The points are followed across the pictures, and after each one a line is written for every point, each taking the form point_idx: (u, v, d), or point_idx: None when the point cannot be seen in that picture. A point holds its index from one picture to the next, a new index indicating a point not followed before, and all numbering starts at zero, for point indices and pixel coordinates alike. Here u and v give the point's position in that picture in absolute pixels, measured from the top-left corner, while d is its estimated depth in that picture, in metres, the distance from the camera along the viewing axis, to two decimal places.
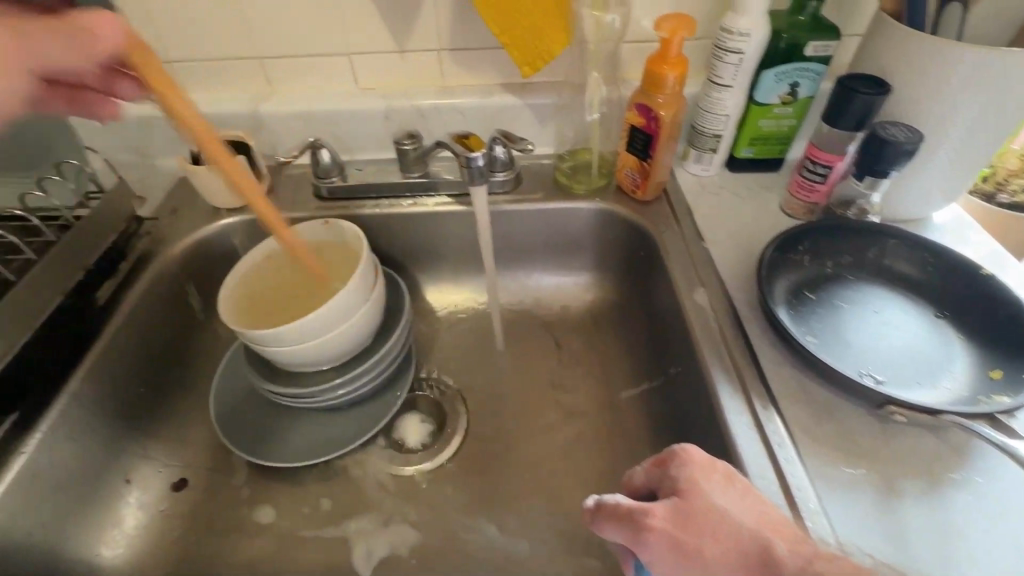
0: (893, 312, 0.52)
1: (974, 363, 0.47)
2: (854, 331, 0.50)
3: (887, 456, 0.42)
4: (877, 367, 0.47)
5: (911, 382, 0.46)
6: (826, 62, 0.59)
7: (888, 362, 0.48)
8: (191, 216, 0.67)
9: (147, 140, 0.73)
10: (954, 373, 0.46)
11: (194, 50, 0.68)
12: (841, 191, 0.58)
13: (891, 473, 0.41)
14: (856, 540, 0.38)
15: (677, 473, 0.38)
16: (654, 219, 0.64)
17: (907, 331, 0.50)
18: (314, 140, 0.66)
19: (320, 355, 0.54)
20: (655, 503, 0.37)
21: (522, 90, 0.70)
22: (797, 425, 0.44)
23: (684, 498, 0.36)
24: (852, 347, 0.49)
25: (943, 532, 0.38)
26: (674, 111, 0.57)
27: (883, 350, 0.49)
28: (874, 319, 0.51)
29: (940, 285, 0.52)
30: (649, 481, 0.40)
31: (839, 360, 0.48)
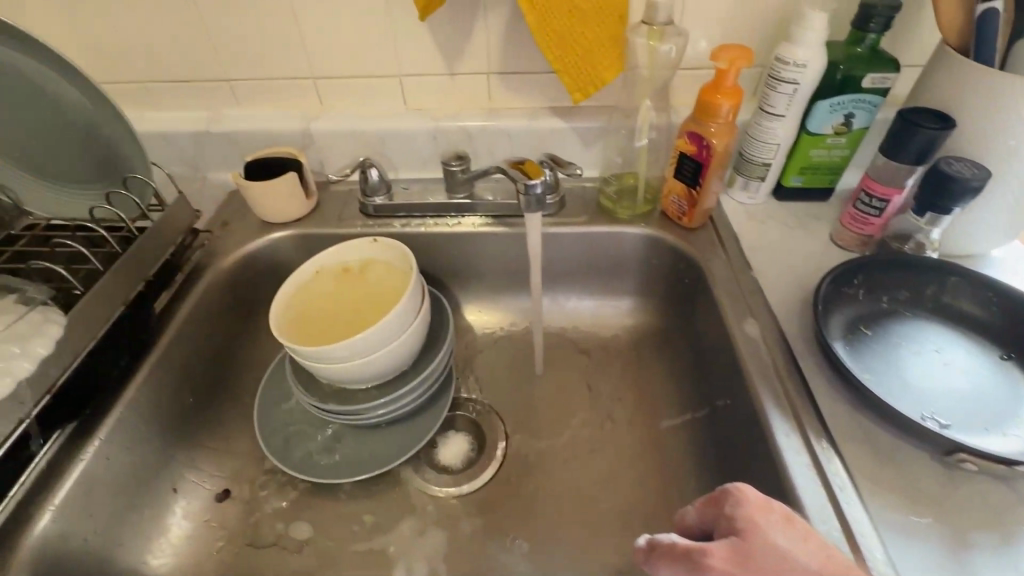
0: (954, 352, 0.50)
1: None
2: (914, 370, 0.49)
3: (955, 505, 0.40)
4: (941, 410, 0.46)
5: (979, 426, 0.44)
6: (883, 94, 0.58)
7: (952, 405, 0.46)
8: (242, 229, 0.69)
9: (202, 154, 0.76)
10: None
11: (251, 69, 0.71)
12: (898, 225, 0.57)
13: (960, 524, 0.40)
14: None
15: (733, 512, 0.36)
16: (700, 247, 0.63)
17: (971, 372, 0.49)
18: (365, 159, 0.67)
19: (366, 373, 0.54)
20: (713, 542, 0.35)
21: (568, 113, 0.71)
22: (857, 467, 0.43)
23: (743, 537, 0.35)
24: (912, 387, 0.47)
25: None
26: (726, 140, 0.57)
27: (946, 392, 0.47)
28: (934, 358, 0.50)
29: (1004, 325, 0.51)
30: (703, 520, 0.38)
31: (899, 400, 0.46)
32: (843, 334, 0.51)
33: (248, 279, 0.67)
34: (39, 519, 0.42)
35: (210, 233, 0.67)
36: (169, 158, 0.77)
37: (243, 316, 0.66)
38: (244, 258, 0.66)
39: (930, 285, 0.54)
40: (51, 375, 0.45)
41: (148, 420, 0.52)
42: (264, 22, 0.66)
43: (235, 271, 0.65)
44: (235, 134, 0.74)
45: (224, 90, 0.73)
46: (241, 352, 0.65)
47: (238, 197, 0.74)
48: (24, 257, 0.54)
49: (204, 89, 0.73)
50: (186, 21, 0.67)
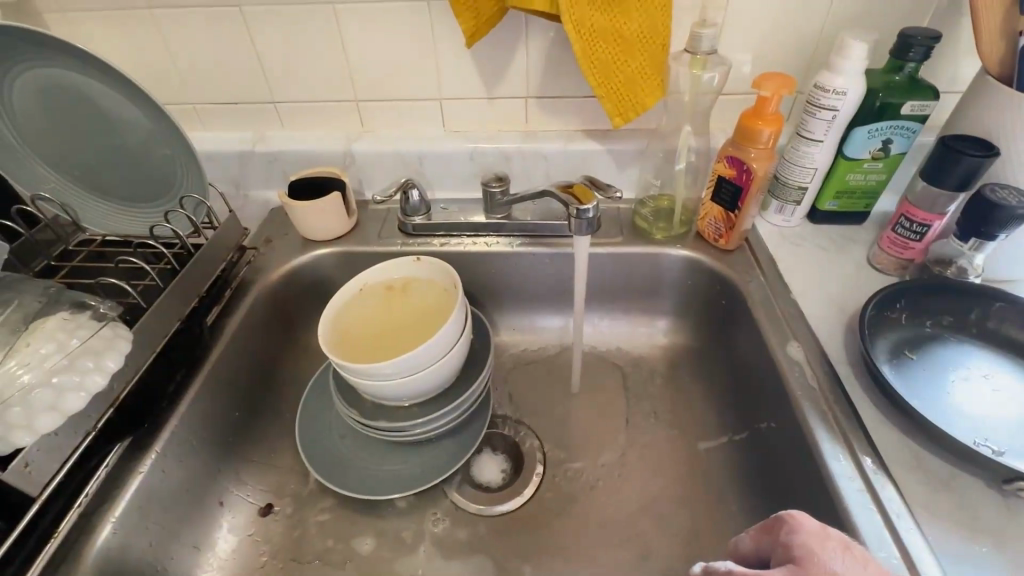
0: (1003, 378, 0.50)
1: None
2: (963, 397, 0.49)
3: (1014, 534, 0.40)
4: (993, 435, 0.46)
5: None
6: (921, 121, 0.59)
7: (1005, 431, 0.46)
8: (285, 247, 0.70)
9: (245, 174, 0.78)
10: None
11: (297, 92, 0.73)
12: (938, 249, 0.57)
13: (1021, 554, 0.39)
14: None
15: (788, 540, 0.36)
16: (737, 268, 0.64)
17: (1022, 399, 0.48)
18: (407, 180, 0.69)
19: (411, 391, 0.55)
20: (770, 571, 0.35)
21: (604, 137, 0.72)
22: (911, 493, 0.42)
23: (800, 565, 0.35)
24: (962, 413, 0.47)
25: None
26: (766, 165, 0.58)
27: (997, 418, 0.47)
28: (983, 384, 0.50)
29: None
30: (759, 550, 0.39)
31: (950, 426, 0.46)
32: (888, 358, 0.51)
33: (291, 295, 0.69)
34: (102, 530, 0.43)
35: (255, 251, 0.69)
36: (213, 176, 0.79)
37: (284, 331, 0.68)
38: (287, 274, 0.68)
39: (975, 311, 0.54)
40: (115, 389, 0.46)
41: (199, 433, 0.53)
42: (313, 48, 0.69)
43: (279, 287, 0.67)
44: (279, 154, 0.76)
45: (270, 113, 0.76)
46: (282, 367, 0.67)
47: (280, 216, 0.76)
48: (86, 274, 0.57)
49: (251, 111, 0.76)
50: (239, 47, 0.69)
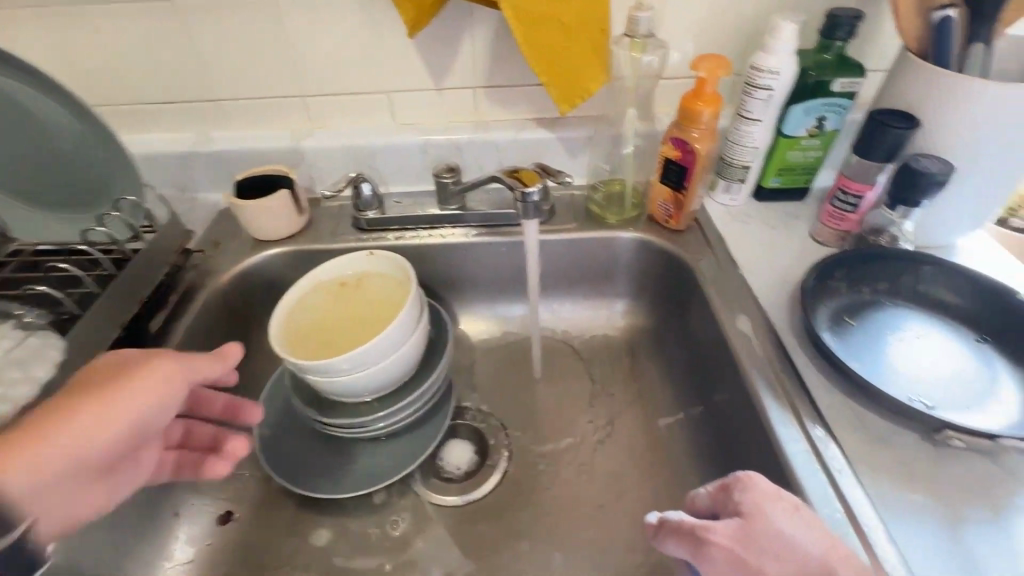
0: (934, 338, 0.53)
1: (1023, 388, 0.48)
2: (900, 358, 0.51)
3: (946, 481, 0.43)
4: (926, 392, 0.48)
5: (962, 405, 0.47)
6: (851, 97, 0.61)
7: (936, 386, 0.49)
8: (234, 248, 0.69)
9: (189, 175, 0.76)
10: (1002, 398, 0.47)
11: (239, 89, 0.71)
12: (872, 219, 0.60)
13: (953, 500, 0.41)
14: (926, 568, 0.38)
15: (741, 497, 0.37)
16: (687, 248, 0.65)
17: (951, 356, 0.51)
18: (357, 175, 0.68)
19: (369, 385, 0.54)
20: (718, 521, 0.37)
21: (554, 124, 0.73)
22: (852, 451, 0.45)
23: (748, 520, 0.36)
24: (898, 372, 0.50)
25: (1011, 558, 0.38)
26: (709, 145, 0.60)
27: (929, 375, 0.50)
28: (917, 345, 0.52)
29: (981, 309, 0.53)
30: (714, 505, 0.39)
31: (888, 386, 0.49)
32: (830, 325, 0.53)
33: (242, 298, 0.67)
34: None
35: (203, 252, 0.67)
36: (155, 180, 0.76)
37: (237, 335, 0.66)
38: (237, 276, 0.66)
39: (908, 275, 0.56)
40: None
41: None
42: (252, 43, 0.67)
43: (228, 290, 0.65)
44: (224, 153, 0.74)
45: (211, 111, 0.73)
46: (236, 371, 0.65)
47: (228, 217, 0.74)
48: (16, 283, 0.54)
49: (191, 110, 0.73)
50: (173, 43, 0.67)
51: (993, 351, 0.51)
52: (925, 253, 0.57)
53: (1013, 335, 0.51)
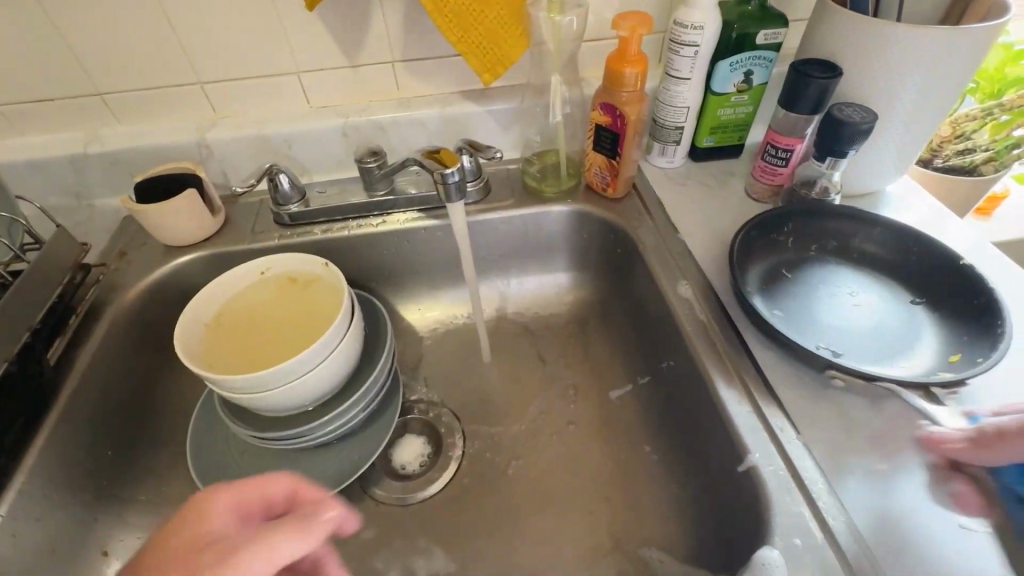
0: (869, 295, 0.54)
1: (941, 347, 0.48)
2: (828, 312, 0.52)
3: (876, 436, 0.43)
4: (845, 343, 0.49)
5: (891, 361, 0.48)
6: (776, 49, 0.60)
7: (852, 338, 0.50)
8: (142, 258, 0.63)
9: (83, 181, 0.68)
10: (917, 355, 0.48)
11: (126, 80, 0.63)
12: (803, 172, 0.60)
13: (882, 453, 0.42)
14: (860, 516, 0.39)
15: None
16: (626, 215, 0.64)
17: (880, 313, 0.52)
18: (271, 166, 0.62)
19: (303, 392, 0.51)
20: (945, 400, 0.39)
21: (482, 97, 0.69)
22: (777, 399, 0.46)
23: None
24: (821, 324, 0.51)
25: (927, 511, 0.39)
26: (639, 108, 0.58)
27: (852, 329, 0.51)
28: (849, 301, 0.53)
29: (910, 260, 0.54)
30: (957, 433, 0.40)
31: (805, 334, 0.50)
32: (758, 274, 0.54)
33: (157, 312, 0.62)
34: None
35: (105, 267, 0.61)
36: (44, 189, 0.68)
37: (156, 352, 0.61)
38: (149, 289, 0.60)
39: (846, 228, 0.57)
40: None
41: (52, 482, 0.47)
42: (132, 27, 0.59)
43: (140, 305, 0.60)
44: (120, 153, 0.66)
45: (98, 107, 0.65)
46: (158, 391, 0.60)
47: (133, 224, 0.67)
48: None
49: (73, 108, 0.65)
50: (37, 32, 0.59)
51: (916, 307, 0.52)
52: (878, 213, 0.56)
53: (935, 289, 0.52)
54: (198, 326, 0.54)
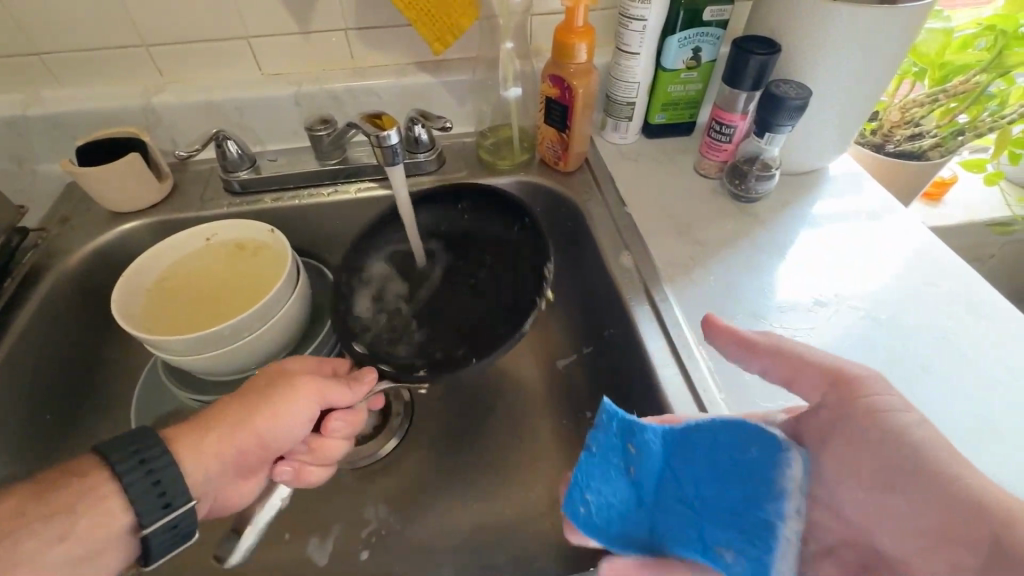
0: (798, 273, 0.56)
1: (778, 332, 0.51)
2: (745, 291, 0.55)
3: None
4: (731, 316, 0.52)
5: (779, 327, 0.51)
6: (723, 27, 0.61)
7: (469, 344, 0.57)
8: (85, 224, 0.61)
9: (23, 145, 0.66)
10: (787, 332, 0.51)
11: (64, 40, 0.61)
12: (745, 148, 0.62)
13: None
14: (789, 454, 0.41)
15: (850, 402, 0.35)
16: (577, 189, 0.65)
17: (792, 293, 0.54)
18: (218, 132, 0.61)
19: (247, 356, 0.52)
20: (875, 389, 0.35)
21: (437, 68, 0.69)
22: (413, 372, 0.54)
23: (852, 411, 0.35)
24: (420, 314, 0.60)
25: None
26: (587, 81, 0.58)
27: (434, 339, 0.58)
28: (770, 282, 0.55)
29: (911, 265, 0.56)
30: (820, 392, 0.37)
31: (701, 307, 0.53)
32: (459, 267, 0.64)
33: (101, 278, 0.61)
34: None
35: (44, 232, 0.60)
36: None
37: (101, 319, 0.60)
38: (91, 256, 0.59)
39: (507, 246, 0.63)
40: None
41: None
42: None
43: (82, 270, 0.59)
44: (60, 117, 0.64)
45: (37, 68, 0.63)
46: (103, 358, 0.60)
47: (77, 190, 0.65)
48: None
49: (9, 68, 0.63)
50: None
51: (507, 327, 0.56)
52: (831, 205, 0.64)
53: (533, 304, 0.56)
54: (141, 293, 0.54)
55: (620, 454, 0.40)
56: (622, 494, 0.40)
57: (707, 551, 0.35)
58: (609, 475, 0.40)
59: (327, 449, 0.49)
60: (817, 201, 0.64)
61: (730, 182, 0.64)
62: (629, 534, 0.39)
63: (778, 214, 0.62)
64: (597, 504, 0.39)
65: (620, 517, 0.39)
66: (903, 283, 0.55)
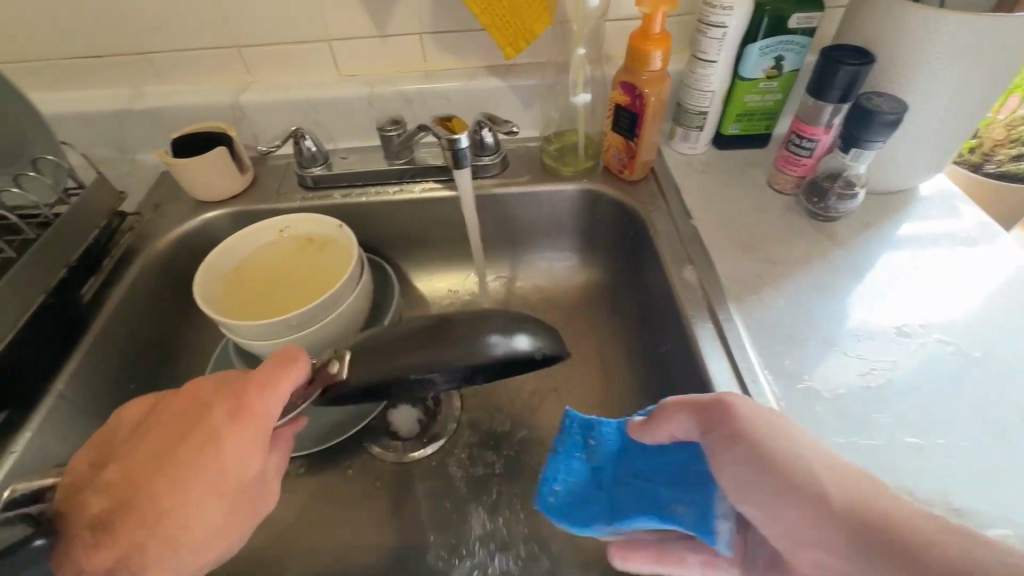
0: (872, 299, 0.52)
1: (849, 362, 0.47)
2: (815, 315, 0.51)
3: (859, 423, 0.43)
4: (795, 345, 0.49)
5: (853, 357, 0.48)
6: (810, 35, 0.58)
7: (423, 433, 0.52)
8: (174, 210, 0.66)
9: (126, 136, 0.72)
10: (856, 363, 0.47)
11: (168, 40, 0.66)
12: (827, 164, 0.58)
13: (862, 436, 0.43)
14: None
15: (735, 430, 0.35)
16: (642, 199, 0.64)
17: (865, 320, 0.51)
18: (297, 130, 0.64)
19: (309, 344, 0.54)
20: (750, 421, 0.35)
21: (506, 72, 0.69)
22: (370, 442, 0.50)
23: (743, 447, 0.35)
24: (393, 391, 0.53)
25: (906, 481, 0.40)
26: (659, 88, 0.57)
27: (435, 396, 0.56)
28: (838, 306, 0.52)
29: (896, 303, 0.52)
30: (695, 426, 0.38)
31: (767, 330, 0.50)
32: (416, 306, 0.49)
33: (185, 261, 0.65)
34: None
35: (140, 216, 0.65)
36: (92, 140, 0.73)
37: (181, 299, 0.65)
38: (178, 240, 0.64)
39: (551, 354, 0.43)
40: None
41: (78, 405, 0.51)
42: None
43: (170, 253, 0.63)
44: (159, 111, 0.70)
45: (143, 66, 0.69)
46: (182, 335, 0.64)
47: (169, 178, 0.71)
48: None
49: (118, 65, 0.69)
50: None
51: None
52: (921, 235, 0.58)
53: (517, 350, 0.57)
54: (219, 277, 0.57)
55: (582, 449, 0.44)
56: (580, 475, 0.43)
57: (663, 513, 0.39)
58: (573, 464, 0.43)
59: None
60: (903, 223, 0.59)
61: (807, 199, 0.60)
62: (590, 516, 0.41)
63: (859, 234, 0.58)
64: (565, 493, 0.42)
65: (582, 501, 0.42)
66: (1000, 316, 0.50)
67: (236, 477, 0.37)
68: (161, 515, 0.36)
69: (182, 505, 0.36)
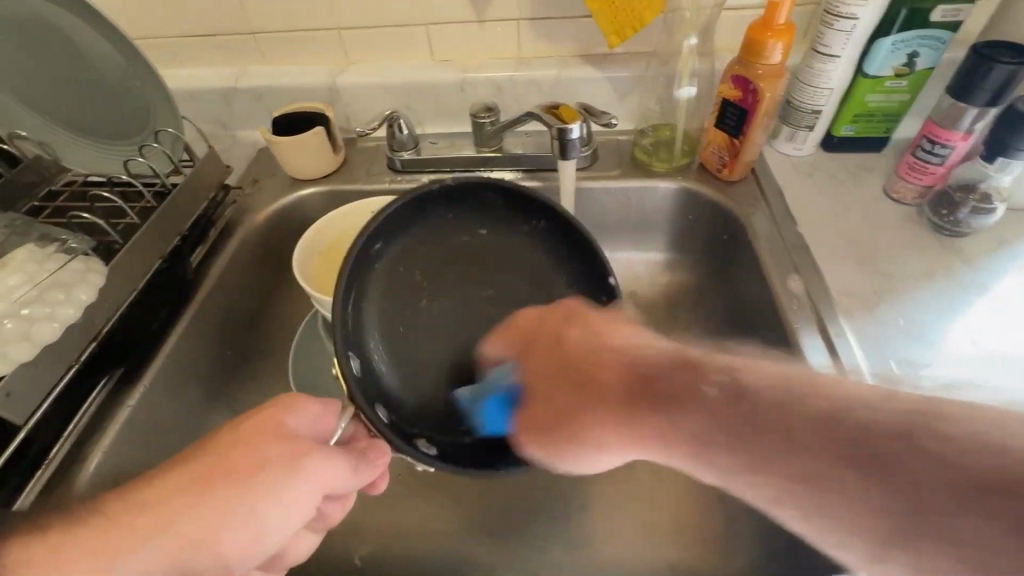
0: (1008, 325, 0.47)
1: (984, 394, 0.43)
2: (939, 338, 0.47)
3: None
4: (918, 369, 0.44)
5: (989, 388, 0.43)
6: (954, 30, 0.53)
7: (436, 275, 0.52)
8: (271, 186, 0.69)
9: (230, 113, 0.76)
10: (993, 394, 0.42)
11: (276, 21, 0.68)
12: (961, 173, 0.53)
13: None
14: None
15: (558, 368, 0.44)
16: (741, 201, 0.60)
17: (1000, 347, 0.46)
18: (392, 113, 0.65)
19: None
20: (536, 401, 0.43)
21: (603, 62, 0.67)
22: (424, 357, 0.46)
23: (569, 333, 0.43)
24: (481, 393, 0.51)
25: None
26: (775, 82, 0.53)
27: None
28: (964, 329, 0.47)
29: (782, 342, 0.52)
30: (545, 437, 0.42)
31: (883, 351, 0.46)
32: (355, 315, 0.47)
33: (278, 235, 0.68)
34: (91, 458, 0.45)
35: (241, 190, 0.68)
36: (197, 115, 0.77)
37: (272, 273, 0.67)
38: (274, 216, 0.66)
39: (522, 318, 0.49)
40: (97, 323, 0.47)
41: (183, 365, 0.54)
42: None
43: (266, 228, 0.66)
44: (262, 90, 0.73)
45: (250, 45, 0.71)
46: (271, 308, 0.67)
47: (265, 155, 0.73)
48: (63, 212, 0.57)
49: (228, 44, 0.71)
50: None
51: (467, 247, 0.55)
52: None
53: (461, 230, 0.55)
54: (314, 254, 0.59)
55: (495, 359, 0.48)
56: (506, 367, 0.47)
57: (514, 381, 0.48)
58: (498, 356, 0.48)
59: (337, 515, 0.40)
60: None
61: (932, 211, 0.55)
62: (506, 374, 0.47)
63: (992, 252, 0.53)
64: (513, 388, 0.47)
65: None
66: None
67: (240, 461, 0.34)
68: (136, 507, 0.32)
69: (169, 493, 0.33)
